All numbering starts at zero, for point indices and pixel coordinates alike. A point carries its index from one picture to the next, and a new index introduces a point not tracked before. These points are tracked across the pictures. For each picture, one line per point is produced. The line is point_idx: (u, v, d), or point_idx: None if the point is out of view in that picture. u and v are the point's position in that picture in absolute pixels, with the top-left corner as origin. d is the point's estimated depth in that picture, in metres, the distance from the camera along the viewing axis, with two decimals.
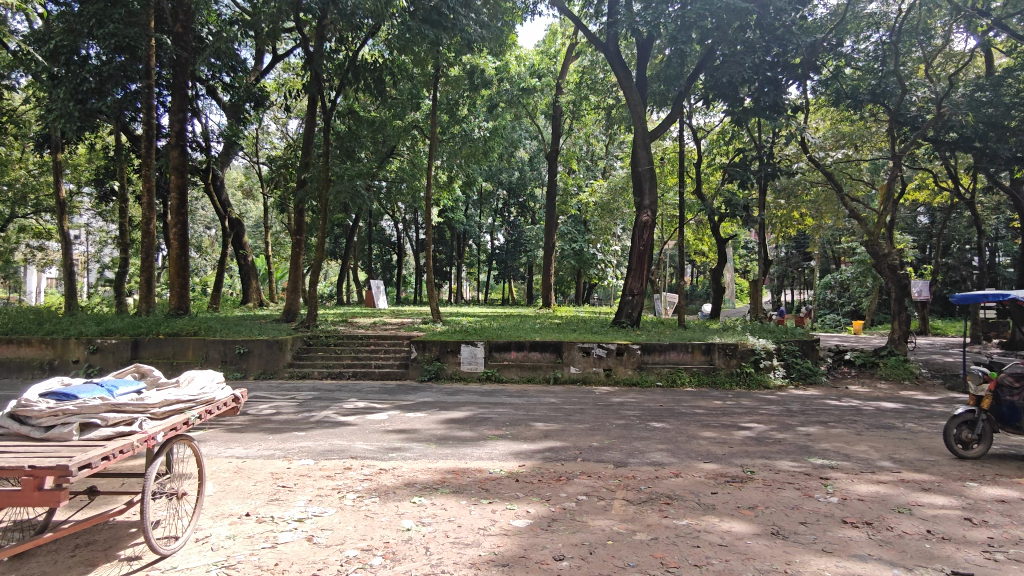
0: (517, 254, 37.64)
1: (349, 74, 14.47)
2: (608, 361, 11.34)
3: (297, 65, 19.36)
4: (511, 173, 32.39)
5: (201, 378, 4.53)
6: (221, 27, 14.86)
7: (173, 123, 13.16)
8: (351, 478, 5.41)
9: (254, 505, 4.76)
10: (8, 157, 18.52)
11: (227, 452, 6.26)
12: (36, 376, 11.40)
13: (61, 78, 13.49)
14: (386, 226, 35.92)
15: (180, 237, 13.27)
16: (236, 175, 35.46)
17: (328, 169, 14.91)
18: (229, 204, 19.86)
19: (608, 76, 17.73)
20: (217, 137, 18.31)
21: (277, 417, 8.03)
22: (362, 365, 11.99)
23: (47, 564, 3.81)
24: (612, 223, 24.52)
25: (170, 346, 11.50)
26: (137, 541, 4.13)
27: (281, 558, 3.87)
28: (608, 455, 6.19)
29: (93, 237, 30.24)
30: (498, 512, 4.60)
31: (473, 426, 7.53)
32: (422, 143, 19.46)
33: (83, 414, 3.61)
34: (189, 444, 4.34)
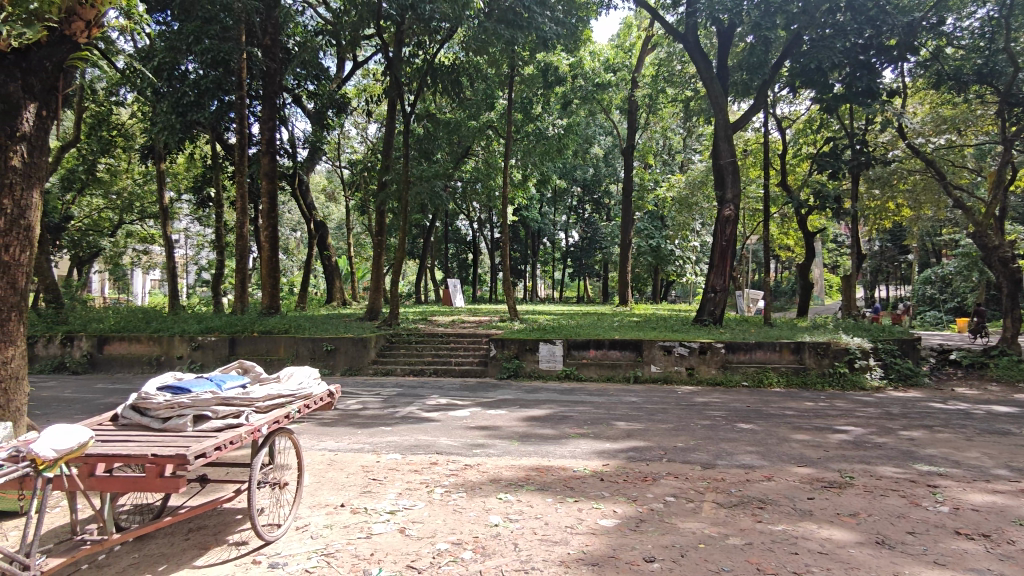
0: (591, 252, 37.36)
1: (426, 77, 14.79)
2: (691, 360, 11.10)
3: (377, 71, 19.96)
4: (586, 170, 32.19)
5: (299, 374, 4.74)
6: (307, 37, 15.52)
7: (264, 132, 13.84)
8: (438, 473, 5.53)
9: (348, 497, 4.95)
10: (118, 168, 20.09)
11: (320, 445, 6.53)
12: (146, 371, 12.29)
13: (164, 94, 14.40)
14: (461, 225, 36.45)
15: (271, 239, 13.93)
16: (320, 179, 36.92)
17: (408, 172, 15.22)
18: (314, 208, 20.70)
19: (686, 67, 17.31)
20: (303, 144, 19.07)
21: (364, 412, 8.32)
22: (443, 362, 12.22)
23: (165, 546, 4.10)
24: (690, 219, 23.86)
25: (264, 343, 12.08)
26: (243, 527, 4.39)
27: (376, 548, 4.00)
28: (695, 456, 6.05)
29: (191, 241, 32.27)
30: (584, 510, 4.59)
31: (555, 424, 7.54)
32: (497, 143, 19.57)
33: (197, 407, 3.85)
34: (289, 437, 4.55)
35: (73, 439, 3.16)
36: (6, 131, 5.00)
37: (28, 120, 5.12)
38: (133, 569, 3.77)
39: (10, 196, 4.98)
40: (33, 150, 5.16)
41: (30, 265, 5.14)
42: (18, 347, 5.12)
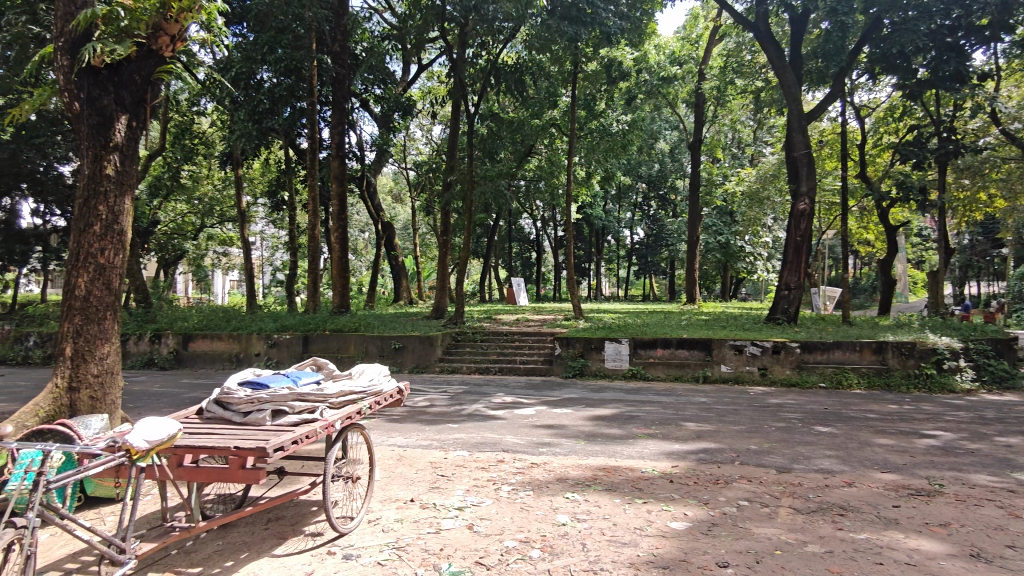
0: (657, 249, 36.71)
1: (491, 77, 14.97)
2: (763, 360, 10.75)
3: (440, 73, 20.28)
4: (651, 166, 31.62)
5: (370, 371, 4.86)
6: (374, 43, 15.90)
7: (334, 137, 14.27)
8: (505, 471, 5.56)
9: (418, 492, 5.04)
10: (199, 175, 21.20)
11: (390, 441, 6.68)
12: (227, 367, 12.91)
13: (241, 102, 15.03)
14: (525, 224, 36.56)
15: (341, 240, 14.37)
16: (387, 181, 37.80)
17: (472, 172, 15.35)
18: (382, 209, 21.21)
19: (757, 57, 16.74)
20: (370, 146, 19.56)
21: (432, 409, 8.46)
22: (508, 360, 12.29)
23: (247, 534, 4.30)
24: (762, 214, 23.11)
25: (335, 341, 12.48)
26: (319, 519, 4.55)
27: (445, 544, 4.06)
28: (770, 459, 5.85)
29: (266, 242, 33.66)
30: (654, 512, 4.51)
31: (622, 424, 7.44)
32: (561, 140, 19.48)
33: (275, 402, 4.02)
34: (361, 432, 4.67)
35: (163, 431, 3.33)
36: (101, 141, 5.36)
37: (120, 132, 5.45)
38: (218, 555, 3.96)
39: (105, 202, 5.32)
40: (125, 159, 5.49)
41: (125, 267, 5.47)
42: (112, 343, 5.45)
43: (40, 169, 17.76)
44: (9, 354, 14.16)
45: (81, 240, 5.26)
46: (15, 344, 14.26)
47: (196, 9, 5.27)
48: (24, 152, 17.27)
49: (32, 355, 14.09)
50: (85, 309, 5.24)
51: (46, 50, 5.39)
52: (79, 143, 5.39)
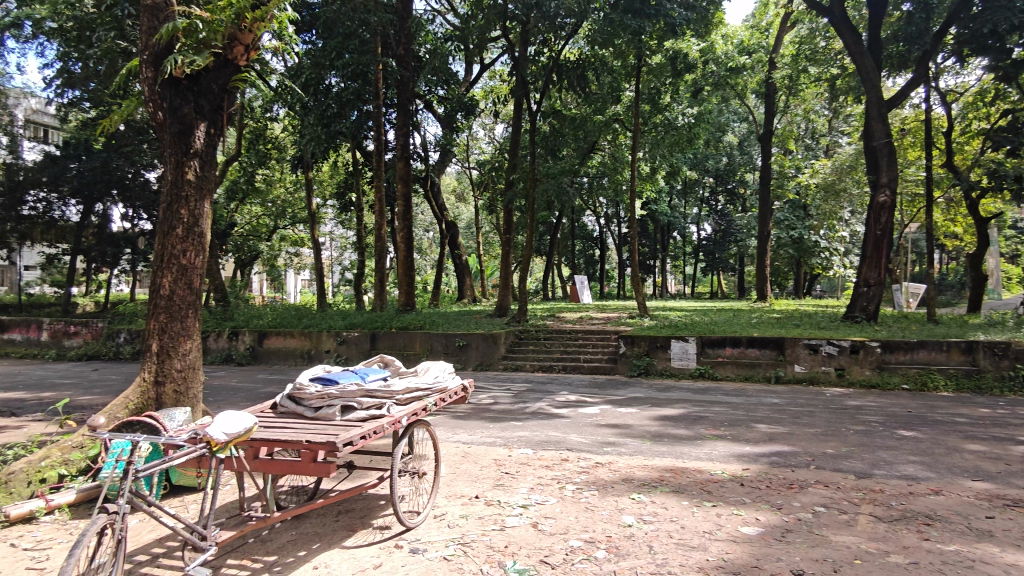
0: (725, 246, 35.68)
1: (553, 73, 15.01)
2: (840, 360, 10.28)
3: (503, 72, 20.37)
4: (718, 159, 30.82)
5: (435, 368, 4.91)
6: (437, 44, 16.13)
7: (399, 137, 14.54)
8: (570, 470, 5.52)
9: (482, 488, 5.07)
10: (272, 178, 22.09)
11: (455, 438, 6.75)
12: (299, 363, 13.39)
13: (311, 106, 15.52)
14: (588, 222, 36.27)
15: (406, 240, 14.63)
16: (450, 180, 38.30)
17: (534, 171, 15.32)
18: (446, 208, 21.50)
19: (832, 43, 16.02)
20: (434, 147, 19.85)
21: (496, 407, 8.51)
22: (572, 359, 12.21)
23: (319, 525, 4.43)
24: (839, 206, 22.14)
25: (401, 338, 12.72)
26: (387, 513, 4.65)
27: (510, 541, 4.07)
28: (848, 464, 5.58)
29: (335, 243, 34.74)
30: (724, 516, 4.37)
31: (689, 425, 7.27)
32: (624, 136, 19.22)
33: (344, 398, 4.12)
34: (426, 428, 4.73)
35: (240, 424, 3.47)
36: (183, 148, 5.63)
37: (199, 139, 5.71)
38: (292, 545, 4.10)
39: (186, 206, 5.60)
40: (205, 165, 5.76)
41: (205, 268, 5.75)
42: (194, 340, 5.72)
43: (129, 175, 19.19)
44: (102, 349, 15.15)
45: (165, 242, 5.56)
46: (107, 340, 15.24)
47: (269, 17, 5.47)
48: (115, 160, 18.94)
49: (123, 351, 15.03)
50: (169, 307, 5.54)
51: (132, 63, 5.70)
52: (163, 150, 5.69)
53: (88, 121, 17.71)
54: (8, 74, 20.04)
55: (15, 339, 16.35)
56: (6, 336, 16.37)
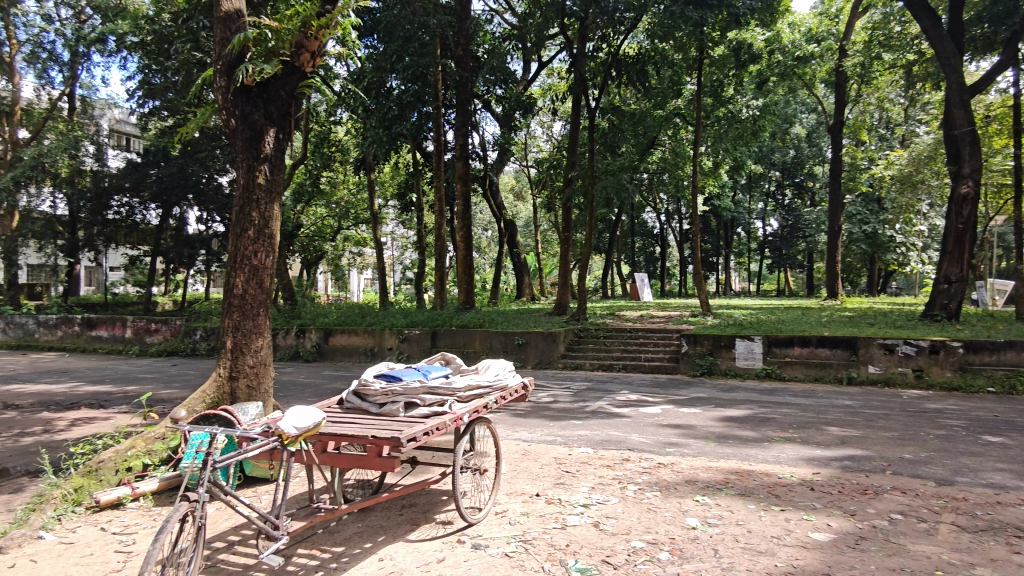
0: (793, 241, 34.43)
1: (612, 70, 14.84)
2: (918, 361, 9.78)
3: (561, 69, 20.30)
4: (785, 152, 29.80)
5: (495, 366, 4.94)
6: (495, 43, 16.19)
7: (458, 138, 14.68)
8: (632, 470, 5.46)
9: (543, 487, 5.08)
10: (336, 180, 22.75)
11: (515, 436, 6.79)
12: (363, 360, 13.76)
13: (373, 110, 15.86)
14: (648, 218, 35.71)
15: (465, 239, 14.79)
16: (508, 179, 38.46)
17: (593, 167, 15.17)
18: (504, 207, 21.60)
19: (909, 27, 15.19)
20: (492, 146, 19.95)
21: (556, 405, 8.50)
22: (632, 357, 12.07)
23: (384, 519, 4.54)
24: (916, 198, 21.02)
25: (461, 336, 12.87)
26: (449, 508, 4.72)
27: (572, 540, 4.06)
28: (927, 470, 5.30)
29: (397, 242, 35.46)
30: (793, 521, 4.23)
31: (755, 426, 7.06)
32: (686, 130, 18.84)
33: (408, 395, 4.21)
34: (488, 426, 4.77)
35: (309, 418, 3.58)
36: (254, 153, 5.86)
37: (269, 144, 5.94)
38: (359, 537, 4.22)
39: (257, 209, 5.83)
40: (273, 169, 5.97)
41: (275, 268, 5.97)
42: (265, 337, 5.95)
43: (202, 180, 19.92)
44: (180, 346, 15.98)
45: (238, 243, 5.81)
46: (185, 337, 16.07)
47: (334, 25, 5.63)
48: (191, 165, 19.93)
49: (199, 347, 15.83)
50: (242, 306, 5.78)
51: (207, 73, 5.96)
52: (235, 156, 5.93)
53: (166, 129, 18.68)
54: (94, 87, 21.33)
55: (102, 336, 17.39)
56: (94, 333, 17.42)
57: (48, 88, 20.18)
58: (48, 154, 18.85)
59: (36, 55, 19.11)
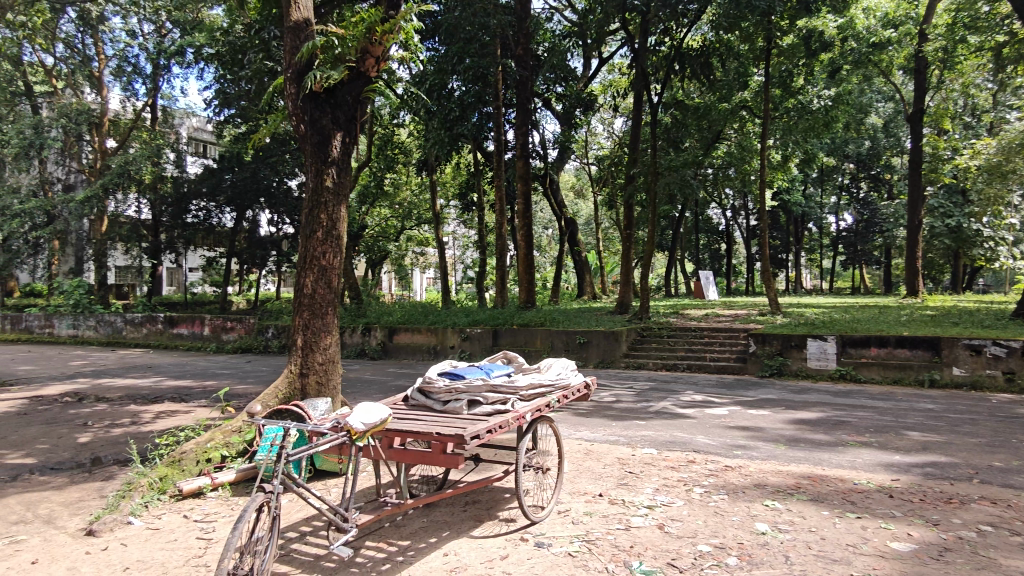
0: (869, 237, 32.81)
1: (675, 64, 14.56)
2: (1009, 364, 9.12)
3: (622, 65, 20.04)
4: (860, 143, 28.47)
5: (557, 365, 4.93)
6: (555, 41, 16.13)
7: (519, 137, 14.70)
8: (697, 472, 5.34)
9: (606, 487, 5.05)
10: (400, 182, 23.25)
11: (578, 435, 6.77)
12: (426, 358, 14.01)
13: (435, 112, 16.20)
14: (713, 214, 34.81)
15: (526, 238, 14.83)
16: (569, 177, 38.31)
17: (656, 163, 14.91)
18: (565, 206, 21.55)
19: (998, 7, 14.20)
20: (553, 144, 19.90)
21: (619, 405, 8.43)
22: (697, 357, 11.80)
23: (448, 514, 4.62)
24: (1007, 189, 19.67)
25: (522, 335, 12.93)
26: (512, 506, 4.75)
27: (636, 541, 4.01)
28: (1020, 480, 4.96)
29: (459, 242, 35.93)
30: (870, 529, 4.05)
31: (829, 429, 6.78)
32: (752, 123, 18.29)
33: (471, 393, 4.26)
34: (550, 425, 4.77)
35: (376, 415, 3.69)
36: (322, 157, 6.06)
37: (336, 148, 6.11)
38: (424, 531, 4.31)
39: (326, 211, 6.02)
40: (341, 172, 6.15)
41: (342, 268, 6.14)
42: (334, 336, 6.14)
43: (274, 184, 21.15)
44: (254, 344, 16.71)
45: (308, 244, 6.02)
46: (258, 335, 16.79)
47: (397, 29, 5.77)
48: (262, 170, 20.80)
49: (271, 345, 16.51)
50: (312, 305, 5.99)
51: (278, 81, 6.19)
52: (305, 160, 6.15)
53: (240, 136, 19.51)
54: (174, 97, 22.44)
55: (182, 333, 18.35)
56: (176, 331, 18.40)
57: (133, 99, 21.42)
58: (133, 162, 19.89)
59: (122, 69, 20.35)
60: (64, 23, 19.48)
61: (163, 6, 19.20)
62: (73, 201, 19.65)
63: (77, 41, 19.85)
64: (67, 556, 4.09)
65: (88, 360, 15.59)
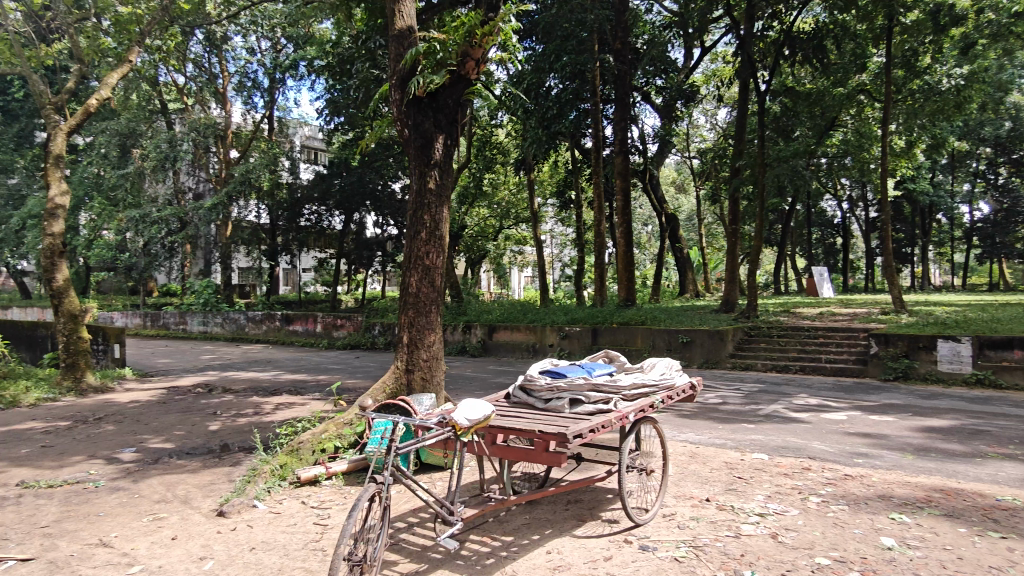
0: (1010, 228, 29.63)
1: (785, 49, 13.83)
2: None
3: (727, 53, 19.26)
4: (998, 125, 25.78)
5: (661, 365, 4.82)
6: (655, 33, 15.73)
7: (617, 132, 14.50)
8: (813, 480, 5.05)
9: (714, 491, 4.87)
10: (498, 181, 23.58)
11: (683, 437, 6.58)
12: (526, 356, 14.13)
13: (532, 110, 16.07)
14: (827, 207, 32.75)
15: (625, 235, 14.59)
16: (669, 172, 37.32)
17: (764, 154, 14.21)
18: (665, 201, 21.02)
19: None
20: (653, 138, 19.46)
21: (726, 407, 8.11)
22: (811, 358, 11.15)
23: (550, 512, 4.62)
24: None
25: (622, 334, 12.73)
26: (615, 507, 4.69)
27: (748, 550, 3.84)
28: None
29: (556, 240, 35.92)
30: (1017, 552, 3.65)
31: (965, 440, 6.19)
32: (872, 107, 17.03)
33: (573, 392, 4.26)
34: (654, 426, 4.66)
35: (480, 411, 3.75)
36: (425, 159, 6.23)
37: (438, 150, 6.27)
38: (527, 528, 4.34)
39: (429, 212, 6.21)
40: (443, 173, 6.30)
41: (445, 267, 6.30)
42: (437, 333, 6.31)
43: (379, 187, 22.21)
44: (362, 340, 17.53)
45: (413, 245, 6.21)
46: (366, 332, 17.60)
47: (496, 31, 5.79)
48: (368, 175, 21.78)
49: (377, 342, 17.27)
50: (417, 303, 6.20)
51: (384, 87, 6.43)
52: (409, 163, 6.36)
53: (348, 143, 20.45)
54: (289, 108, 23.87)
55: (297, 330, 19.52)
56: (291, 328, 19.60)
57: (253, 112, 23.04)
58: (253, 170, 21.27)
59: (243, 84, 21.94)
60: (194, 45, 21.20)
61: (279, 23, 20.40)
62: (203, 208, 21.34)
63: (204, 60, 21.55)
64: (201, 535, 4.45)
65: (216, 354, 16.92)
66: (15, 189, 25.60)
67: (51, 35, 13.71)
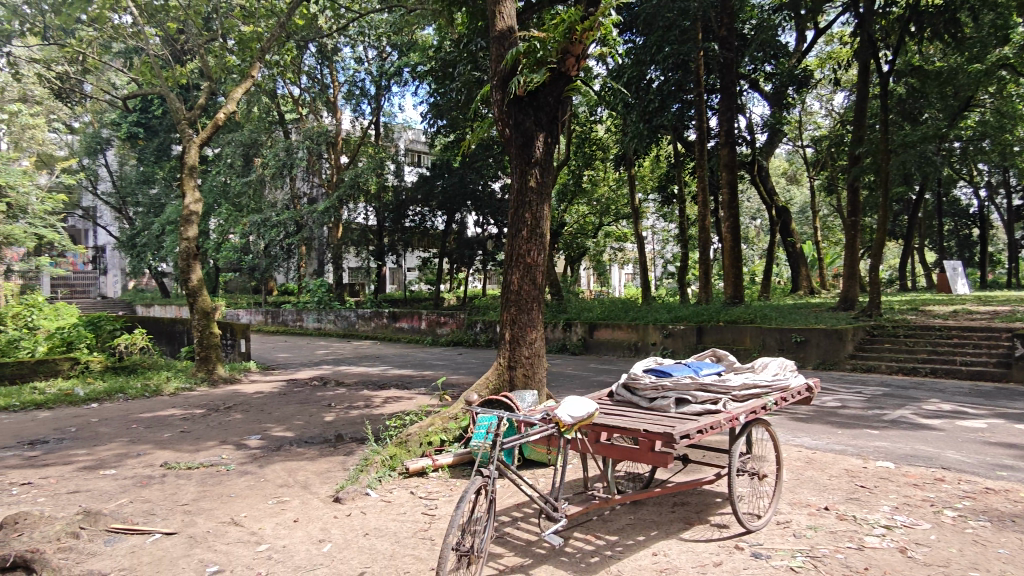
0: None
1: (912, 24, 12.74)
2: None
3: (844, 33, 18.05)
4: None
5: (773, 365, 4.60)
6: (764, 17, 14.97)
7: (723, 123, 13.95)
8: (948, 493, 4.63)
9: (833, 500, 4.59)
10: (598, 177, 23.36)
11: (797, 442, 6.23)
12: (627, 355, 13.92)
13: (633, 104, 15.79)
14: (962, 195, 29.90)
15: (732, 230, 14.01)
16: (780, 163, 35.45)
17: (887, 140, 13.19)
18: (775, 193, 20.03)
19: None
20: (762, 127, 18.57)
21: (845, 411, 7.61)
22: (945, 360, 10.24)
23: (656, 514, 4.53)
24: None
25: (730, 332, 12.26)
26: (725, 511, 4.52)
27: (873, 564, 3.59)
28: None
29: (659, 235, 35.12)
30: None
31: None
32: (1016, 83, 15.37)
33: (679, 390, 4.15)
34: (766, 428, 4.44)
35: (584, 408, 3.72)
36: (526, 158, 6.30)
37: (539, 149, 6.30)
38: (632, 528, 4.28)
39: (530, 210, 6.26)
40: (544, 171, 6.33)
41: (546, 265, 6.32)
42: (539, 330, 6.34)
43: (479, 187, 22.76)
44: (465, 337, 17.95)
45: (514, 243, 6.29)
46: (468, 330, 18.01)
47: (597, 26, 5.72)
48: (469, 175, 22.30)
49: (479, 339, 17.64)
50: (519, 300, 6.27)
51: (486, 89, 6.56)
52: (511, 162, 6.45)
53: (450, 145, 20.99)
54: (395, 113, 24.80)
55: (403, 327, 20.29)
56: (398, 325, 20.40)
57: (362, 118, 24.15)
58: (362, 174, 22.28)
59: (353, 93, 23.06)
60: (308, 58, 22.54)
61: (384, 32, 21.22)
62: (317, 211, 22.65)
63: (317, 72, 22.88)
64: (319, 519, 4.73)
65: (330, 350, 17.89)
66: (156, 198, 28.24)
67: (184, 55, 15.00)
